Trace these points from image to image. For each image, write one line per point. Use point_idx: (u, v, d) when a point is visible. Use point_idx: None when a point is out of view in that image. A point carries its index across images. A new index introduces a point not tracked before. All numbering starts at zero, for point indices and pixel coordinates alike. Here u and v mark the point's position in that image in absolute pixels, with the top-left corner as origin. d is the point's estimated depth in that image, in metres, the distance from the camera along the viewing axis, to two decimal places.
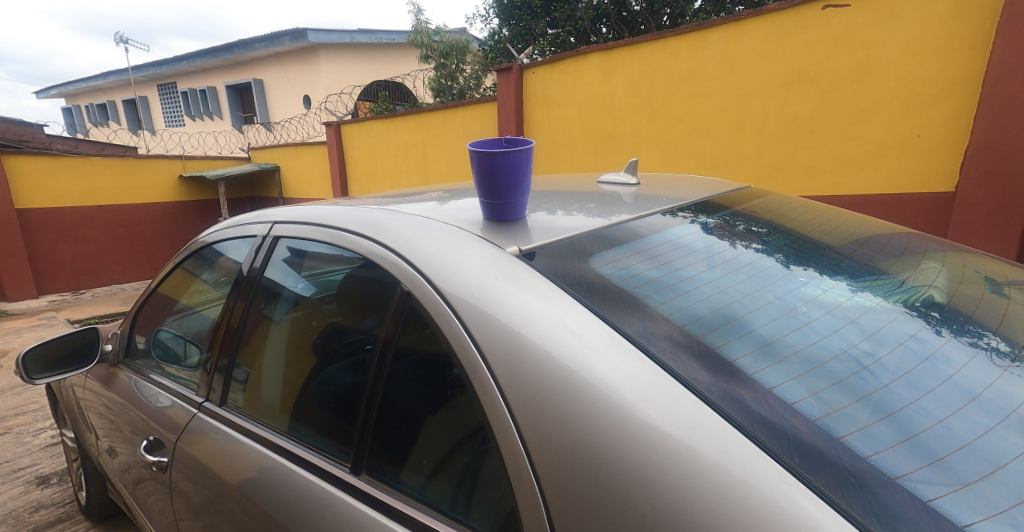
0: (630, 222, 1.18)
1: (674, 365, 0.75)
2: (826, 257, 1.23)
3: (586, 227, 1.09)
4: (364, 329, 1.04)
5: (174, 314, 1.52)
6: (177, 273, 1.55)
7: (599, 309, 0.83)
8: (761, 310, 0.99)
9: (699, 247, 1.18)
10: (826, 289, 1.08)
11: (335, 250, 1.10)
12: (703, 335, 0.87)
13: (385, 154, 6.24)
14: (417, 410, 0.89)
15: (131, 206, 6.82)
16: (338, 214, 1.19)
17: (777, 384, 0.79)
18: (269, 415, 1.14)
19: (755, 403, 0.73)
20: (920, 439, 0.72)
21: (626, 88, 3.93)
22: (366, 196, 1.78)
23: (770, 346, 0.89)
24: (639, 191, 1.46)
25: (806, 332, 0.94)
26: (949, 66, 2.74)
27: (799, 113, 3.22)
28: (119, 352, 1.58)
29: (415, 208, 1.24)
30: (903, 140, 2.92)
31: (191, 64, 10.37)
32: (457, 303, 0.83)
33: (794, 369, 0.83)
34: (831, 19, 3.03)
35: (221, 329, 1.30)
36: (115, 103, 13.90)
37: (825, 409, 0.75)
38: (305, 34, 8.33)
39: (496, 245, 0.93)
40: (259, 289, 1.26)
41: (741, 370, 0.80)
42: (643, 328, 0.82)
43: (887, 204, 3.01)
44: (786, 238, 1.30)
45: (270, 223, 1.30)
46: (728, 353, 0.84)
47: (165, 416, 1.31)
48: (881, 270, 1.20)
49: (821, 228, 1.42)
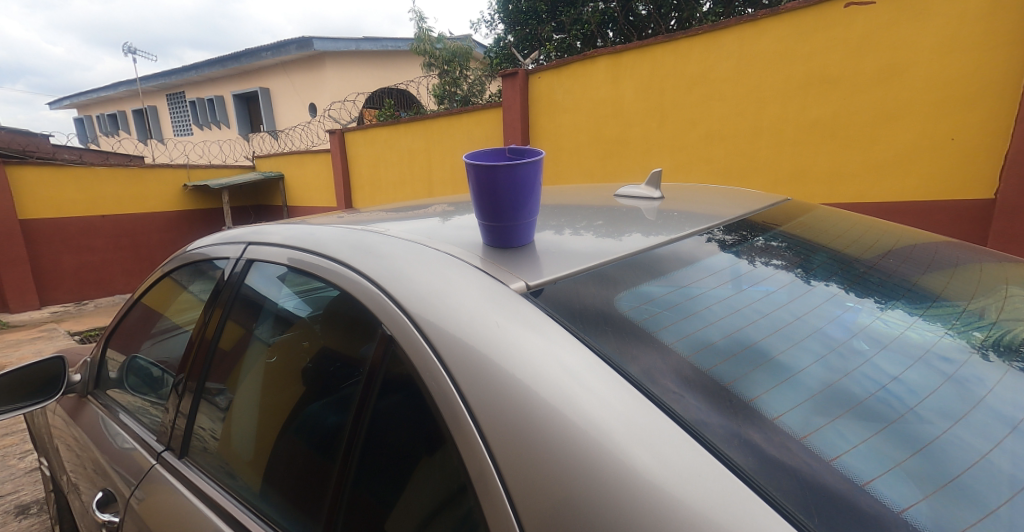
0: (658, 248, 1.04)
1: (678, 407, 0.69)
2: (869, 279, 1.12)
3: (614, 255, 0.98)
4: (356, 357, 0.92)
5: (152, 337, 1.48)
6: (160, 286, 1.49)
7: (598, 343, 0.77)
8: (773, 328, 0.93)
9: (725, 269, 1.07)
10: (884, 320, 0.98)
11: (314, 277, 1.01)
12: (711, 365, 0.81)
13: (388, 162, 6.16)
14: (395, 461, 0.80)
15: (135, 215, 6.77)
16: (331, 236, 1.07)
17: (795, 419, 0.74)
18: (240, 457, 1.11)
19: (770, 448, 0.67)
20: (954, 477, 0.67)
21: (636, 92, 3.81)
22: (365, 210, 1.67)
23: (788, 374, 0.83)
24: (662, 206, 1.34)
25: (823, 355, 0.88)
26: (985, 66, 2.59)
27: (819, 116, 3.08)
28: (89, 381, 1.52)
29: (406, 229, 1.12)
30: (935, 143, 2.77)
31: (198, 75, 10.39)
32: (449, 345, 0.74)
33: (813, 397, 0.79)
34: (854, 18, 2.89)
35: (194, 346, 1.26)
36: (125, 113, 14.01)
37: (844, 445, 0.70)
38: (311, 43, 8.29)
39: (501, 281, 0.83)
40: (238, 301, 1.20)
41: (752, 403, 0.75)
42: (650, 365, 0.76)
43: (920, 212, 2.84)
44: (825, 258, 1.19)
45: (261, 242, 1.20)
46: (740, 386, 0.78)
47: (124, 462, 1.26)
48: (947, 298, 1.08)
49: (868, 245, 1.29)
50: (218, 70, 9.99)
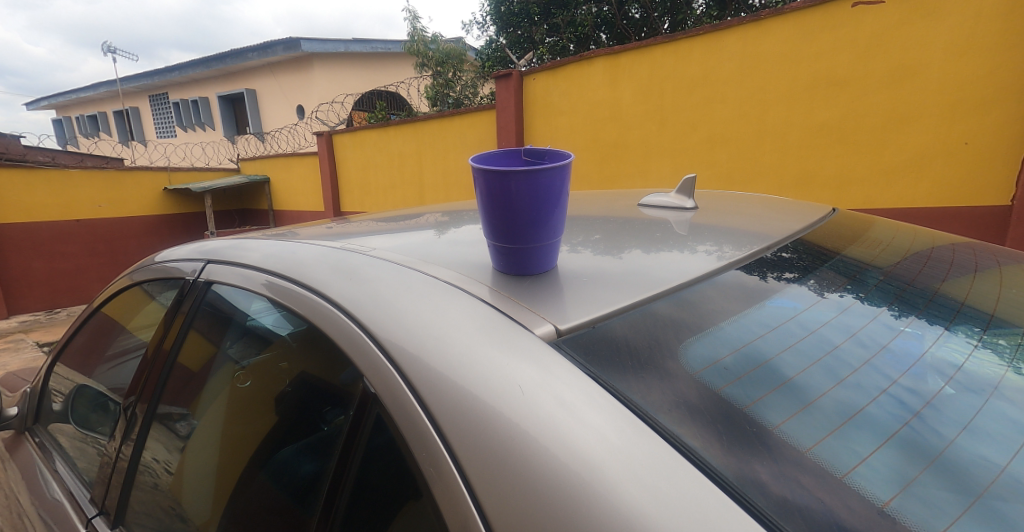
0: (684, 289, 0.88)
1: (692, 439, 0.62)
2: (893, 290, 1.02)
3: (655, 285, 0.87)
4: (336, 386, 0.80)
5: (105, 361, 1.36)
6: (118, 298, 1.36)
7: (606, 376, 0.68)
8: (786, 344, 0.84)
9: (734, 284, 0.93)
10: (933, 344, 0.89)
11: (285, 304, 0.89)
12: (729, 391, 0.73)
13: (378, 165, 6.02)
14: (371, 518, 0.70)
15: (111, 219, 6.52)
16: (315, 255, 0.95)
17: (827, 451, 0.66)
18: (201, 492, 0.99)
19: (801, 495, 0.59)
20: (1004, 516, 0.61)
21: (634, 94, 3.71)
22: (353, 220, 1.54)
23: (800, 394, 0.74)
24: (692, 217, 1.25)
25: (836, 370, 0.80)
26: (997, 70, 2.53)
27: (825, 120, 3.01)
28: (29, 414, 1.41)
29: (396, 244, 1.01)
30: (946, 147, 2.70)
31: (182, 76, 10.12)
32: (433, 390, 0.65)
33: (835, 424, 0.70)
34: (861, 18, 2.82)
35: (150, 363, 1.13)
36: (106, 115, 13.69)
37: (884, 479, 0.64)
38: (298, 44, 8.13)
39: (524, 325, 0.72)
40: (203, 313, 1.07)
41: (764, 426, 0.68)
42: (660, 394, 0.68)
43: (932, 218, 2.79)
44: (845, 267, 1.07)
45: (230, 262, 1.06)
46: (767, 417, 0.69)
47: (55, 519, 1.14)
48: (985, 310, 1.01)
49: (887, 248, 1.20)
50: (203, 72, 9.76)
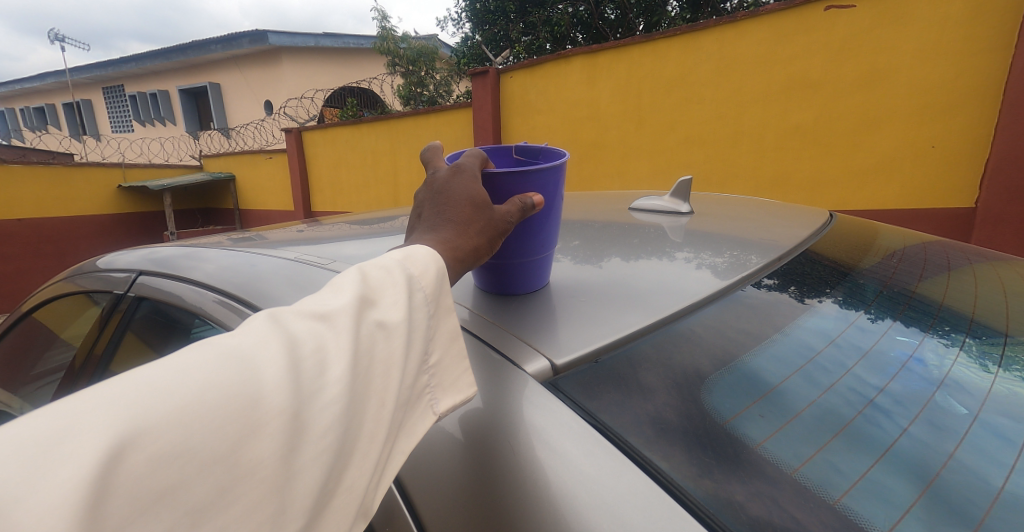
0: (686, 315, 0.79)
1: (666, 464, 0.57)
2: (880, 296, 0.96)
3: (649, 317, 0.76)
4: None
5: (30, 379, 1.26)
6: (45, 306, 1.24)
7: (578, 399, 0.63)
8: (769, 352, 0.77)
9: (714, 293, 0.85)
10: (940, 357, 0.81)
11: (223, 320, 0.82)
12: (714, 408, 0.66)
13: (349, 164, 5.85)
14: None
15: (60, 218, 6.13)
16: (274, 268, 0.87)
17: (806, 466, 0.59)
18: None
19: (784, 517, 0.53)
20: None
21: (611, 94, 3.67)
22: (323, 223, 1.44)
23: (788, 408, 0.67)
24: (687, 222, 1.19)
25: (818, 378, 0.73)
26: (965, 73, 2.59)
27: (799, 122, 3.04)
28: None
29: (366, 254, 0.93)
30: (914, 150, 2.76)
31: (140, 68, 9.63)
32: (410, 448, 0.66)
33: (820, 437, 0.63)
34: (834, 21, 2.84)
35: (83, 366, 1.08)
36: (55, 108, 12.96)
37: (881, 498, 0.56)
38: (265, 37, 7.83)
39: (515, 362, 0.66)
40: (135, 315, 1.02)
41: (745, 444, 0.61)
42: (640, 419, 0.62)
43: (900, 219, 2.85)
44: (824, 270, 1.01)
45: (161, 272, 1.01)
46: (753, 436, 0.63)
47: None
48: (976, 314, 0.93)
49: (864, 249, 1.15)
50: (162, 64, 9.31)
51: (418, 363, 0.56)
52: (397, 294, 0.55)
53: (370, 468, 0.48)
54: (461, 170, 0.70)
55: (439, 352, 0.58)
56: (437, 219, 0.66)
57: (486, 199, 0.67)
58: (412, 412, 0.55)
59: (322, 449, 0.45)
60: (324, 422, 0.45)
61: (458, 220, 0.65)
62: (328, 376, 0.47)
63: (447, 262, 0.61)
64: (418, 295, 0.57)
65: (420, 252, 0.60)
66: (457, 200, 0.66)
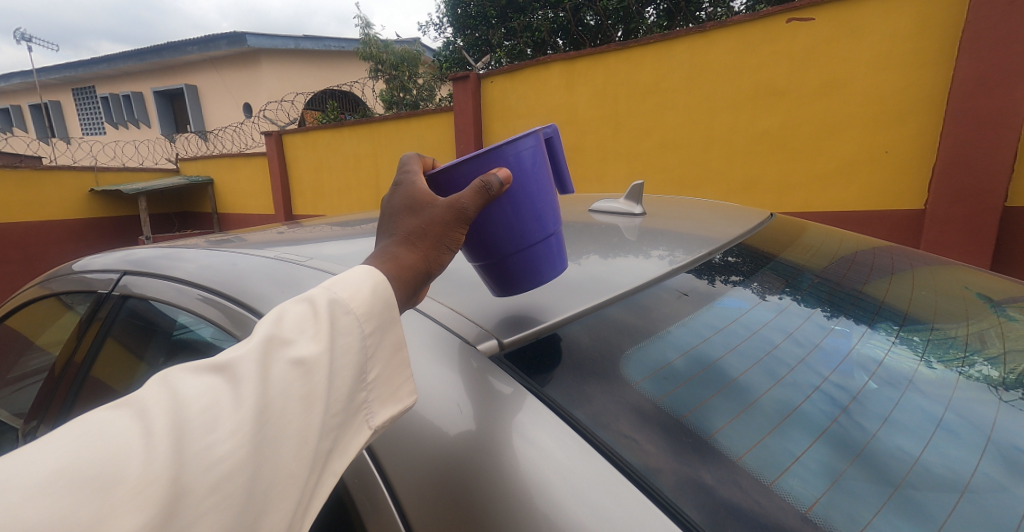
0: (633, 295, 0.88)
1: (627, 451, 0.63)
2: (827, 291, 1.04)
3: (588, 303, 0.84)
4: None
5: (11, 384, 1.27)
6: (21, 312, 1.25)
7: (550, 392, 0.69)
8: (728, 344, 0.83)
9: (680, 290, 0.92)
10: (879, 348, 0.88)
11: (209, 319, 0.85)
12: (676, 399, 0.72)
13: (330, 168, 5.83)
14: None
15: (31, 223, 5.99)
16: (256, 267, 0.90)
17: (751, 450, 0.66)
18: None
19: (734, 495, 0.60)
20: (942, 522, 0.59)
21: (589, 100, 3.76)
22: (304, 224, 1.46)
23: (743, 396, 0.73)
24: (640, 223, 1.25)
25: (772, 368, 0.79)
26: (915, 83, 2.74)
27: (767, 128, 3.15)
28: None
29: (345, 253, 0.97)
30: (873, 156, 2.90)
31: (113, 69, 9.44)
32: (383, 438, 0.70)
33: (768, 423, 0.70)
34: (796, 32, 2.97)
35: (64, 372, 1.09)
36: (24, 110, 12.62)
37: (821, 479, 0.63)
38: (244, 39, 7.75)
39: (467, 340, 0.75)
40: (117, 317, 1.04)
41: (699, 432, 0.67)
42: (595, 400, 0.69)
43: (858, 220, 2.98)
44: (780, 269, 1.09)
45: (143, 272, 1.03)
46: (709, 421, 0.69)
47: None
48: (911, 311, 1.02)
49: (810, 249, 1.24)
50: (137, 65, 9.14)
51: (351, 384, 0.58)
52: (316, 330, 0.57)
53: (292, 506, 0.51)
54: (398, 186, 0.72)
55: (378, 367, 0.60)
56: (385, 234, 0.69)
57: (424, 201, 0.70)
58: (347, 430, 0.57)
59: (208, 506, 0.46)
60: (214, 478, 0.46)
61: (401, 232, 0.68)
62: (218, 432, 0.48)
63: (391, 281, 0.64)
64: (345, 320, 0.58)
65: (353, 275, 0.62)
66: (398, 213, 0.70)
